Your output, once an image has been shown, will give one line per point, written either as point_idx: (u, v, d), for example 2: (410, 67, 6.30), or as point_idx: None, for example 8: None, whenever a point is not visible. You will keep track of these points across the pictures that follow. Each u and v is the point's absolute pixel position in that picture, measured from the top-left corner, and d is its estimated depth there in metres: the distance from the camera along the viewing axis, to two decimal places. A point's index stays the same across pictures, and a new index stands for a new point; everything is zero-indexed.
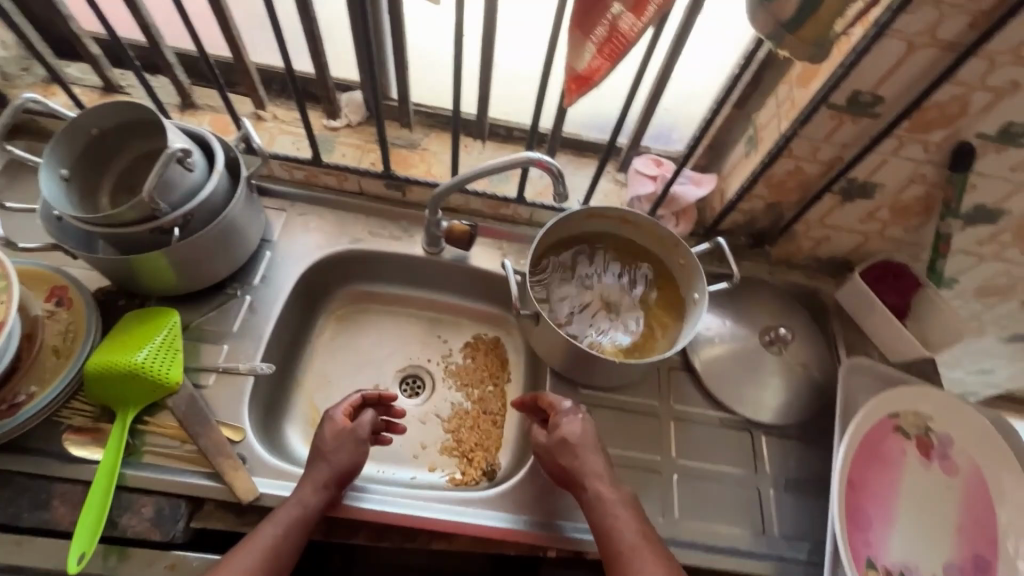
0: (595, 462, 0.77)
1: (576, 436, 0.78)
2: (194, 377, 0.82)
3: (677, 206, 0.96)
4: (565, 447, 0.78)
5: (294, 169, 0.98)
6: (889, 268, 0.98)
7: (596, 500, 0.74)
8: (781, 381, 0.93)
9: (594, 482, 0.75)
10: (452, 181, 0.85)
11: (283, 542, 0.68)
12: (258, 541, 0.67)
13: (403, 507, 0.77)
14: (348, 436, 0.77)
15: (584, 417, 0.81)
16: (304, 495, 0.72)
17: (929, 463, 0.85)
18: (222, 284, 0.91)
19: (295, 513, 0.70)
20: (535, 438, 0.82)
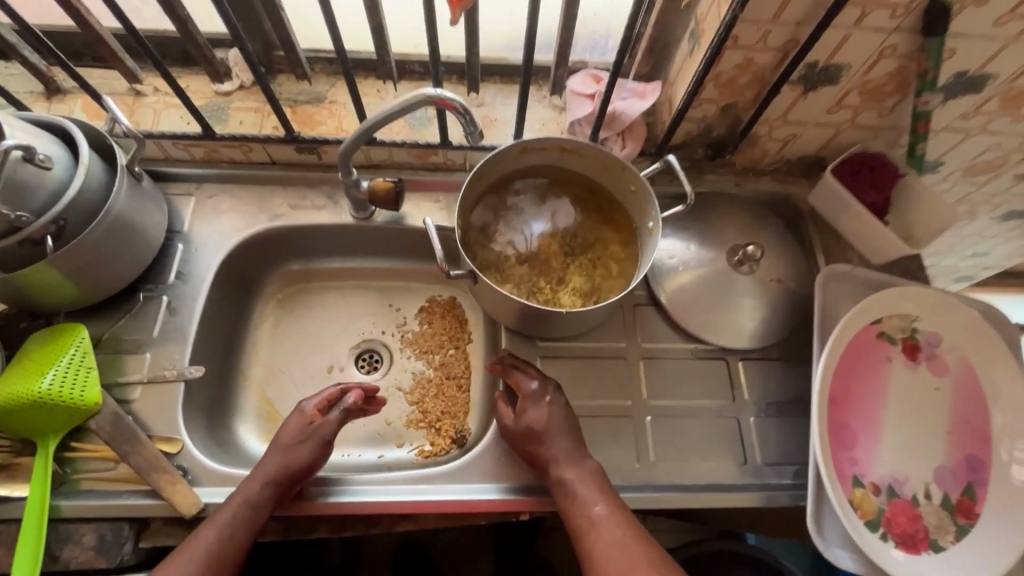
0: (560, 447, 0.72)
1: (542, 423, 0.73)
2: (119, 393, 0.76)
3: (620, 125, 0.85)
4: (530, 434, 0.73)
5: (191, 147, 0.87)
6: (866, 160, 0.86)
7: (559, 484, 0.70)
8: (755, 302, 0.86)
9: (559, 464, 0.71)
10: (361, 128, 0.73)
11: (223, 545, 0.64)
12: (193, 549, 0.63)
13: (363, 494, 0.73)
14: (312, 434, 0.72)
15: (551, 400, 0.75)
16: (246, 495, 0.67)
17: (916, 367, 0.79)
18: (134, 287, 0.83)
19: (237, 514, 0.66)
20: (500, 414, 0.77)
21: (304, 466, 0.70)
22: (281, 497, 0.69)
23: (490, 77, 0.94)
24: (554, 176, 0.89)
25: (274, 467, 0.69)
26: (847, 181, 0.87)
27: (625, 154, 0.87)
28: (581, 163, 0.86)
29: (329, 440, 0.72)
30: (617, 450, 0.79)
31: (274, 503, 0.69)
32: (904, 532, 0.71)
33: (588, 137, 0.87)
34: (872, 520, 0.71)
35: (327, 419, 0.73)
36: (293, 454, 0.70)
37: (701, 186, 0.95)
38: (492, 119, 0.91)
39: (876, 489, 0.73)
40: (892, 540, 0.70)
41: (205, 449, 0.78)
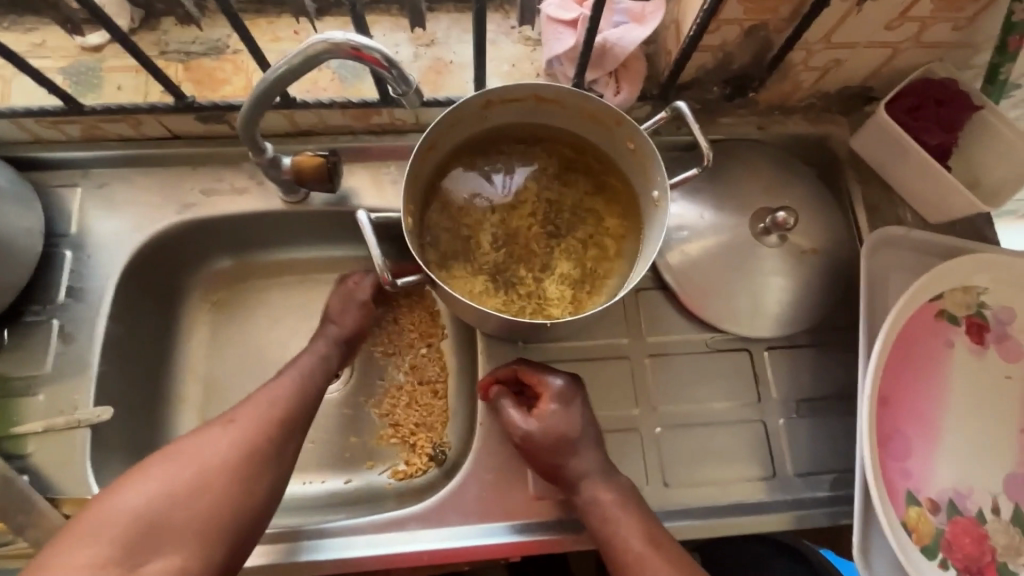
0: (590, 457, 0.61)
1: (572, 429, 0.61)
2: (11, 448, 0.63)
3: (611, 63, 0.65)
4: (562, 444, 0.61)
5: (61, 125, 0.68)
6: (930, 91, 0.67)
7: (591, 505, 0.59)
8: (784, 279, 0.70)
9: (582, 488, 0.60)
10: (265, 80, 0.51)
11: (302, 386, 0.63)
12: (275, 387, 0.62)
13: (327, 550, 0.61)
14: (350, 300, 0.71)
15: (579, 401, 0.63)
16: (315, 350, 0.67)
17: (983, 352, 0.65)
18: (17, 310, 0.67)
19: (313, 361, 0.66)
20: (508, 423, 0.62)
21: (360, 321, 0.71)
22: (343, 354, 0.70)
23: (439, 6, 0.73)
24: (527, 130, 0.70)
25: (328, 327, 0.69)
26: (905, 119, 0.67)
27: (619, 101, 0.67)
28: (561, 114, 0.67)
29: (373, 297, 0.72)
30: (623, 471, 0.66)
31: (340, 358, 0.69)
32: (968, 557, 0.59)
33: (571, 81, 0.67)
34: (929, 546, 0.59)
35: (360, 284, 0.72)
36: (344, 317, 0.70)
37: (716, 133, 0.76)
38: (446, 63, 0.71)
39: (934, 507, 0.60)
40: (954, 567, 0.59)
41: None
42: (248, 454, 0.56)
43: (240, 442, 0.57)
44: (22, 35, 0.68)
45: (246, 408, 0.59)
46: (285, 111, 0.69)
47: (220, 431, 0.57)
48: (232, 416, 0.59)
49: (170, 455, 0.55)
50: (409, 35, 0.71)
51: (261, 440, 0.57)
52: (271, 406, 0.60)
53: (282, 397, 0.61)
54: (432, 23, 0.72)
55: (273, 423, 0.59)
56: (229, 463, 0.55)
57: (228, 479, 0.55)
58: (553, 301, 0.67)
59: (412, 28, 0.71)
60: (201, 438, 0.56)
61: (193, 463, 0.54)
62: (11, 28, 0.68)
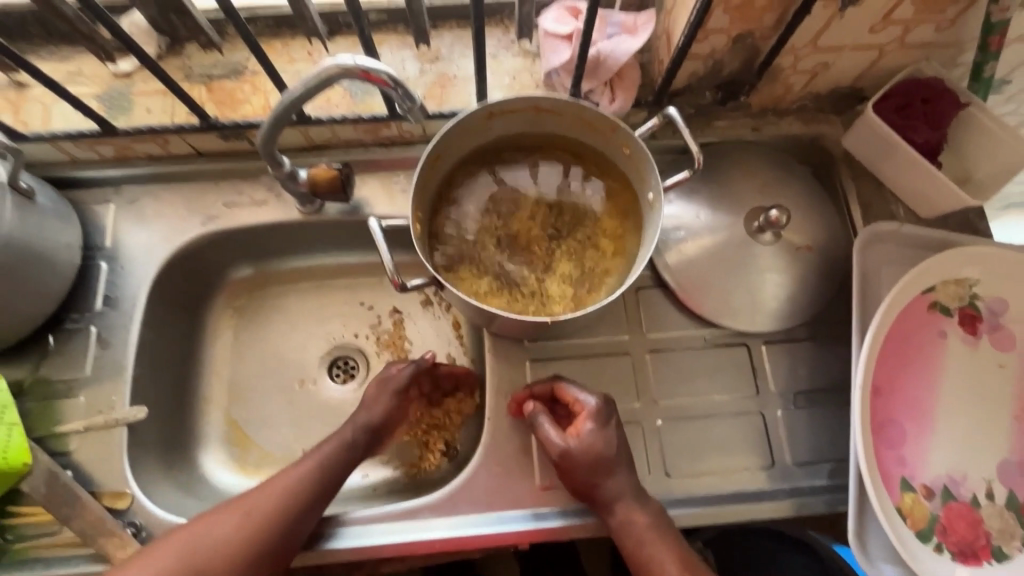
0: (625, 480, 0.62)
1: (610, 451, 0.62)
2: (55, 445, 0.68)
3: (605, 73, 0.68)
4: (599, 462, 0.61)
5: (96, 146, 0.73)
6: (915, 90, 0.69)
7: (624, 526, 0.61)
8: (779, 276, 0.73)
9: (619, 510, 0.62)
10: (283, 101, 0.56)
11: (314, 481, 0.63)
12: (288, 477, 0.62)
13: (351, 538, 0.65)
14: (382, 388, 0.72)
15: (614, 424, 0.64)
16: (341, 435, 0.67)
17: (977, 342, 0.67)
18: (58, 319, 0.72)
19: (335, 447, 0.66)
20: (545, 438, 0.63)
21: (390, 411, 0.71)
22: (370, 444, 0.70)
23: (443, 23, 0.77)
24: (528, 139, 0.73)
25: (359, 417, 0.70)
26: (894, 118, 0.70)
27: (615, 108, 0.71)
28: (560, 123, 0.70)
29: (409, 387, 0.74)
30: None
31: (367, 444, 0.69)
32: (962, 541, 0.61)
33: (569, 91, 0.71)
34: (924, 530, 0.61)
35: (400, 373, 0.73)
36: (374, 404, 0.71)
37: (711, 135, 0.79)
38: (450, 77, 0.75)
39: (928, 493, 0.62)
40: (949, 550, 0.61)
41: (161, 495, 0.70)
42: (250, 553, 0.58)
43: (246, 537, 0.58)
44: (60, 63, 0.74)
45: (258, 498, 0.60)
46: (301, 128, 0.73)
47: (226, 524, 0.58)
48: (243, 506, 0.60)
49: (182, 538, 0.57)
50: (415, 52, 0.75)
51: (263, 540, 0.58)
52: (278, 500, 0.60)
53: (293, 485, 0.62)
54: (436, 39, 0.76)
55: (279, 520, 0.59)
56: (228, 560, 0.57)
57: (225, 573, 0.57)
58: (556, 301, 0.70)
59: (418, 46, 0.75)
60: (206, 529, 0.58)
61: (198, 554, 0.56)
62: (50, 58, 0.74)
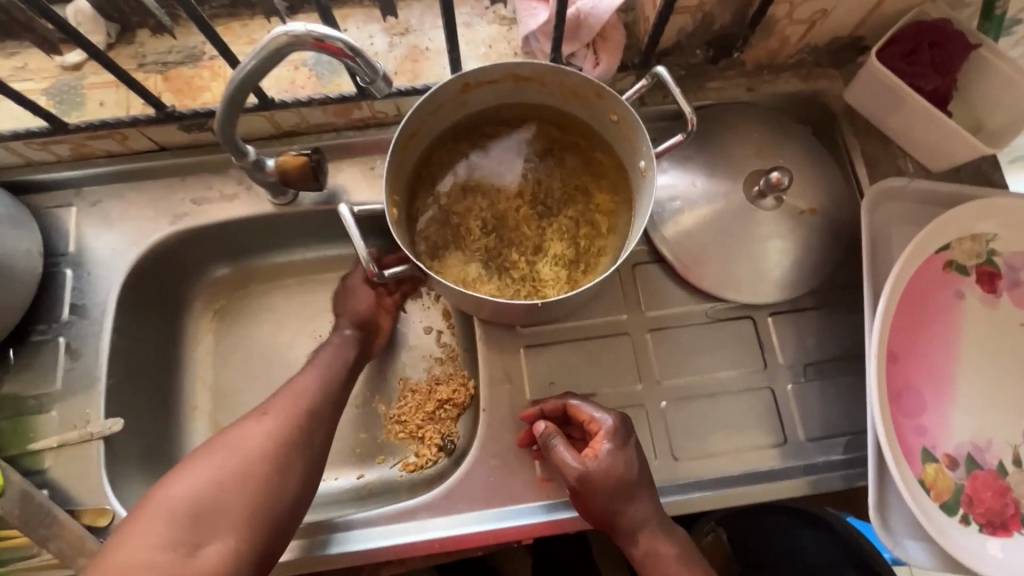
0: (647, 506, 0.59)
1: (633, 477, 0.58)
2: (29, 465, 0.64)
3: (586, 35, 0.63)
4: (621, 488, 0.58)
5: (50, 146, 0.69)
6: (922, 34, 0.64)
7: (648, 558, 0.59)
8: (784, 242, 0.69)
9: (643, 539, 0.59)
10: (235, 78, 0.51)
11: (326, 381, 0.65)
12: (302, 381, 0.64)
13: (345, 545, 0.62)
14: (348, 288, 0.74)
15: (634, 447, 0.60)
16: (331, 341, 0.70)
17: (996, 300, 0.63)
18: (23, 331, 0.68)
19: (331, 354, 0.68)
20: (560, 462, 0.58)
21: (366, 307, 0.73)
22: (363, 340, 0.72)
23: None
24: (508, 113, 0.69)
25: (339, 320, 0.72)
26: (898, 67, 0.65)
27: (599, 72, 0.66)
28: (540, 93, 0.65)
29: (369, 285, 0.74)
30: None
31: (359, 349, 0.71)
32: (990, 511, 0.57)
33: (548, 58, 0.66)
34: (949, 502, 0.57)
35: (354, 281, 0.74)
36: (348, 304, 0.73)
37: (703, 98, 0.74)
38: (422, 50, 0.70)
39: (952, 462, 0.59)
40: (976, 522, 0.57)
41: None
42: (287, 444, 0.58)
43: (280, 431, 0.59)
44: (5, 60, 0.69)
45: (276, 402, 0.61)
46: (265, 113, 0.68)
47: (256, 422, 0.59)
48: (264, 409, 0.60)
49: (219, 444, 0.57)
50: (383, 25, 0.71)
51: (298, 429, 0.60)
52: (300, 398, 0.62)
53: (313, 385, 0.64)
54: (405, 10, 0.71)
55: (304, 414, 0.61)
56: (269, 452, 0.57)
57: (269, 468, 0.56)
58: (548, 282, 0.66)
59: (385, 18, 0.70)
60: (238, 437, 0.57)
61: (239, 451, 0.56)
62: None
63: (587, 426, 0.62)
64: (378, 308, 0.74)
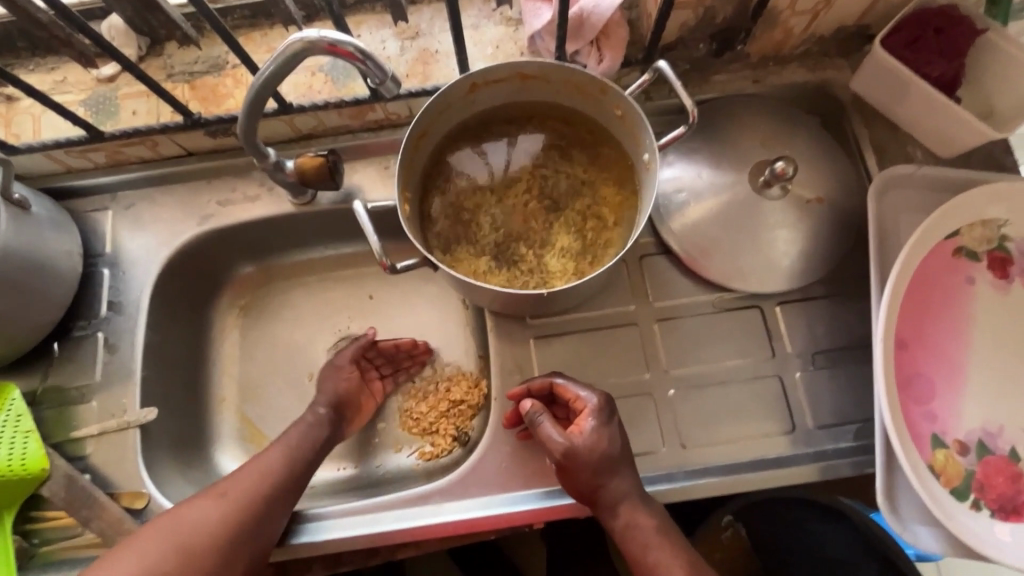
0: (627, 480, 0.60)
1: (615, 452, 0.60)
2: (72, 451, 0.69)
3: (589, 32, 0.65)
4: (605, 462, 0.59)
5: (87, 153, 0.74)
6: (929, 19, 0.64)
7: (623, 532, 0.60)
8: (791, 231, 0.69)
9: (624, 512, 0.60)
10: (254, 85, 0.55)
11: (288, 462, 0.64)
12: (259, 463, 0.63)
13: (316, 533, 0.64)
14: (331, 368, 0.76)
15: (616, 425, 0.62)
16: (309, 419, 0.70)
17: (1009, 286, 0.62)
18: (64, 327, 0.73)
19: (300, 437, 0.67)
20: (545, 435, 0.59)
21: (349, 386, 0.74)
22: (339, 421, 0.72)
23: None
24: (515, 110, 0.71)
25: (316, 398, 0.72)
26: (903, 54, 0.65)
27: (603, 69, 0.68)
28: (546, 90, 0.67)
29: (353, 364, 0.76)
30: (639, 435, 0.67)
31: (332, 430, 0.70)
32: (1002, 497, 0.57)
33: (553, 56, 0.68)
34: (959, 488, 0.57)
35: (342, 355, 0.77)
36: (328, 384, 0.74)
37: (708, 92, 0.75)
38: (432, 53, 0.73)
39: (963, 449, 0.59)
40: (988, 507, 0.57)
41: (178, 493, 0.71)
42: (231, 535, 0.58)
43: (229, 517, 0.58)
44: (46, 74, 0.74)
45: (234, 482, 0.61)
46: (284, 118, 0.72)
47: (207, 506, 0.59)
48: (219, 488, 0.60)
49: (169, 521, 0.57)
50: (394, 29, 0.73)
51: (247, 519, 0.59)
52: (260, 481, 0.62)
53: (270, 468, 0.63)
54: (416, 15, 0.74)
55: (259, 502, 0.60)
56: (212, 542, 0.57)
57: (209, 557, 0.57)
58: (556, 274, 0.68)
59: (396, 24, 0.73)
60: (185, 515, 0.58)
61: (182, 535, 0.57)
62: (36, 69, 0.74)
63: (573, 405, 0.64)
64: (359, 384, 0.76)
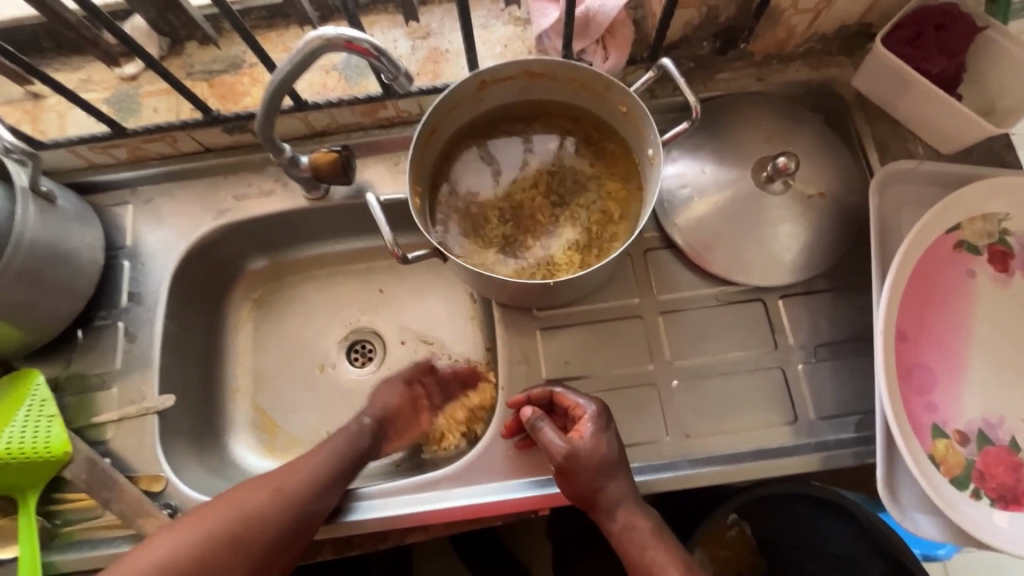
0: (624, 486, 0.62)
1: (613, 458, 0.61)
2: (93, 435, 0.71)
3: (595, 30, 0.67)
4: (603, 467, 0.61)
5: (110, 149, 0.76)
6: (928, 17, 0.65)
7: (620, 535, 0.62)
8: (794, 226, 0.70)
9: (621, 514, 0.61)
10: (273, 81, 0.57)
11: (334, 460, 0.66)
12: (312, 458, 0.65)
13: (365, 511, 0.66)
14: (386, 384, 0.78)
15: (613, 432, 0.63)
16: (352, 426, 0.71)
17: (1009, 280, 0.63)
18: (86, 316, 0.76)
19: (343, 441, 0.69)
20: (545, 440, 0.61)
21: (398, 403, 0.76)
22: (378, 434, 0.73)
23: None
24: (522, 108, 0.73)
25: (365, 408, 0.74)
26: (904, 51, 0.66)
27: (608, 66, 0.69)
28: (552, 88, 0.69)
29: (406, 384, 0.78)
30: (642, 424, 0.68)
31: (372, 442, 0.72)
32: (1001, 487, 0.58)
33: (560, 54, 0.70)
34: (959, 477, 0.58)
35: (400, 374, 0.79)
36: (378, 397, 0.76)
37: (712, 90, 0.76)
38: (442, 52, 0.75)
39: (963, 439, 0.59)
40: (987, 496, 0.58)
41: (193, 477, 0.73)
42: (281, 526, 0.61)
43: (281, 510, 0.61)
44: (71, 73, 0.77)
45: (287, 476, 0.63)
46: (299, 115, 0.74)
47: (262, 497, 0.61)
48: (272, 481, 0.63)
49: (225, 507, 0.60)
50: (405, 29, 0.76)
51: (297, 512, 0.61)
52: (308, 478, 0.64)
53: (323, 464, 0.65)
54: (426, 15, 0.76)
55: (308, 498, 0.63)
56: (261, 530, 0.59)
57: (258, 546, 0.59)
58: (561, 266, 0.70)
59: (407, 24, 0.76)
60: (241, 500, 0.60)
61: (236, 524, 0.59)
62: (62, 69, 0.77)
63: (572, 412, 0.65)
64: (409, 405, 0.77)
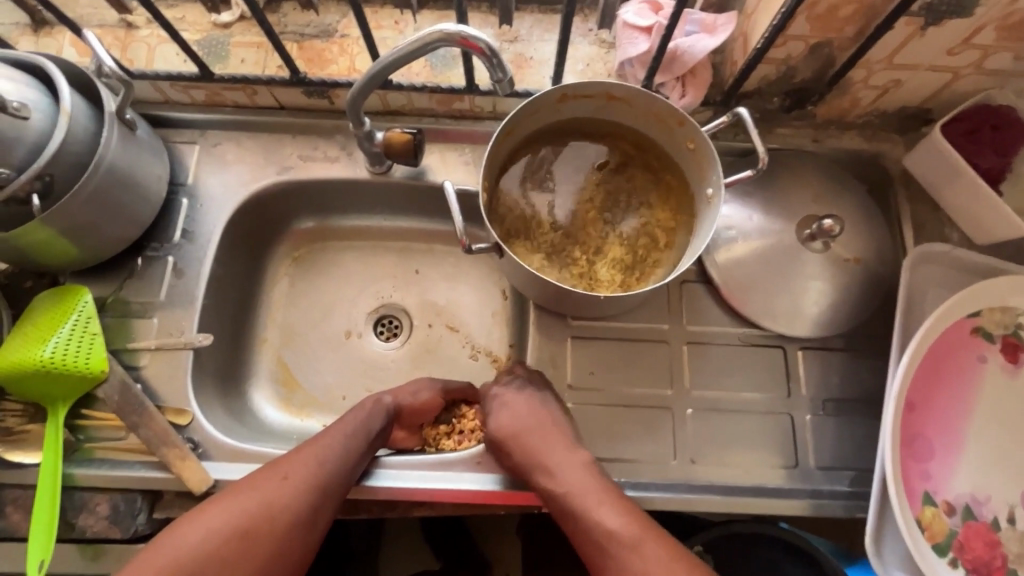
0: (542, 450, 0.65)
1: (513, 423, 0.68)
2: (127, 360, 0.73)
3: (682, 68, 0.71)
4: (507, 434, 0.68)
5: (190, 89, 0.79)
6: (986, 117, 0.70)
7: (551, 495, 0.63)
8: (825, 284, 0.74)
9: (559, 474, 0.63)
10: (379, 61, 0.60)
11: (347, 447, 0.61)
12: (321, 445, 0.60)
13: (384, 480, 0.69)
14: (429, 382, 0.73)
15: (522, 399, 0.69)
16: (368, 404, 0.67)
17: (1017, 371, 0.68)
18: (138, 245, 0.78)
19: (356, 427, 0.63)
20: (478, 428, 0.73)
21: (427, 403, 0.71)
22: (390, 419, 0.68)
23: (525, 6, 0.80)
24: (591, 125, 0.75)
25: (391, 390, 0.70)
26: (959, 142, 0.71)
27: (683, 103, 0.73)
28: (625, 112, 0.72)
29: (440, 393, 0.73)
30: (653, 445, 0.72)
31: (383, 425, 0.66)
32: (977, 559, 0.62)
33: (641, 82, 0.73)
34: (941, 544, 0.63)
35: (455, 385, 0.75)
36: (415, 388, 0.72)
37: (772, 142, 0.80)
38: (526, 58, 0.78)
39: (950, 509, 0.64)
40: (963, 566, 0.62)
41: (218, 419, 0.75)
42: (291, 519, 0.55)
43: (292, 500, 0.55)
44: (168, 9, 0.80)
45: (294, 464, 0.57)
46: (381, 92, 0.77)
47: (270, 487, 0.55)
48: (279, 471, 0.57)
49: (232, 503, 0.54)
50: (496, 30, 0.79)
51: (310, 501, 0.56)
52: (317, 467, 0.58)
53: (332, 454, 0.60)
54: (516, 21, 0.80)
55: (321, 488, 0.57)
56: (271, 525, 0.54)
57: (271, 541, 0.53)
58: (603, 281, 0.73)
59: (499, 25, 0.79)
60: (247, 492, 0.55)
61: (242, 518, 0.53)
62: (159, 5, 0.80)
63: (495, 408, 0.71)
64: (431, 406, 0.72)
